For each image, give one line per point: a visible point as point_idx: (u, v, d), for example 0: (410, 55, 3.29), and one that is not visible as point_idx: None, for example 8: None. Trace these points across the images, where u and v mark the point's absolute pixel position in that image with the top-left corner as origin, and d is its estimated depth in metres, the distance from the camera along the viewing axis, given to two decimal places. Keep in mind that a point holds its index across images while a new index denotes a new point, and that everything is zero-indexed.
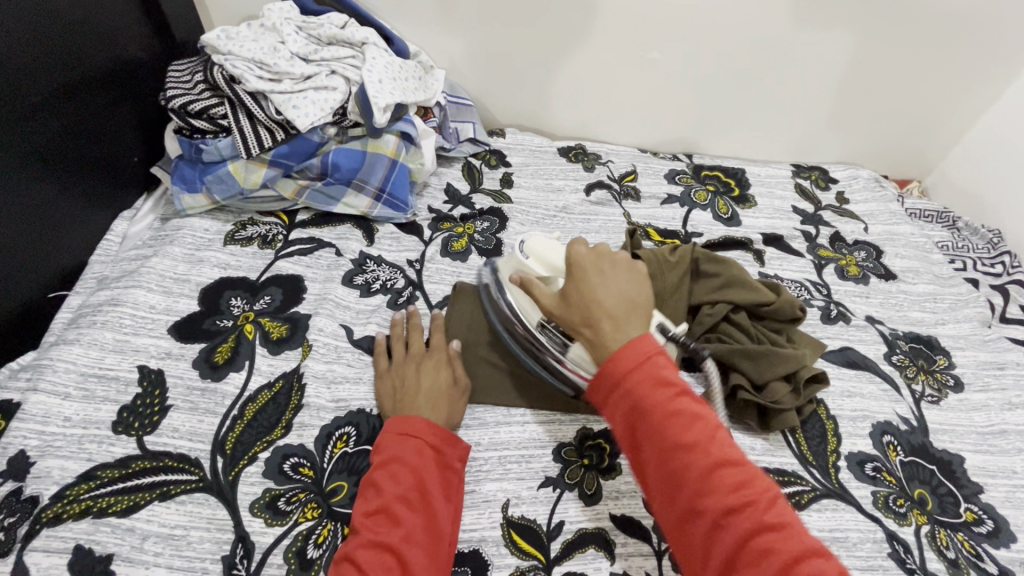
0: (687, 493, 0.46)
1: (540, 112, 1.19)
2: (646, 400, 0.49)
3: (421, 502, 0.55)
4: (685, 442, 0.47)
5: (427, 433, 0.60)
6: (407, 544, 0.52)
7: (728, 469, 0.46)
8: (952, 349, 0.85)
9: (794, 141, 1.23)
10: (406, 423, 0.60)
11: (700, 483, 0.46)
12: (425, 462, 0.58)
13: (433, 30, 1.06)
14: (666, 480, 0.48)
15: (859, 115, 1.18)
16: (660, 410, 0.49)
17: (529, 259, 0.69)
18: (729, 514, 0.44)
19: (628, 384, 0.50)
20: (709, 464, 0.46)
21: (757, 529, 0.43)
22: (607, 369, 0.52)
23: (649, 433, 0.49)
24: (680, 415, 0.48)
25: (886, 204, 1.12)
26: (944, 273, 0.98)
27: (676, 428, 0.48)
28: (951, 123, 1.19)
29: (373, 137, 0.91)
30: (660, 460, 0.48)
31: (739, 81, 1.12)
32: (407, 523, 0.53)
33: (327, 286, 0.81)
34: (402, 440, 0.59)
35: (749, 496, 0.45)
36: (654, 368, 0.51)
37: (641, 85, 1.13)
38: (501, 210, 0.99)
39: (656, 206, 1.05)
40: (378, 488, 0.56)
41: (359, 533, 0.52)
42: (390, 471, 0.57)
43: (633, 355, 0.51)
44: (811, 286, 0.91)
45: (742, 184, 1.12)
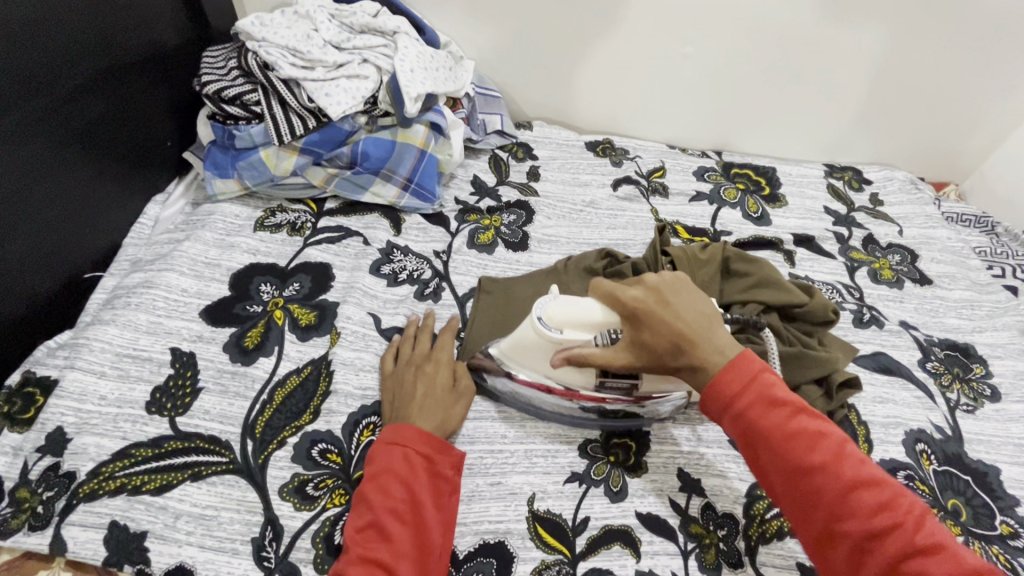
0: (821, 516, 0.46)
1: (568, 106, 1.18)
2: (762, 421, 0.50)
3: (411, 513, 0.54)
4: (812, 464, 0.47)
5: (416, 442, 0.59)
6: (399, 558, 0.51)
7: (865, 490, 0.45)
8: (990, 358, 0.82)
9: (826, 140, 1.20)
10: (396, 431, 0.59)
11: (836, 506, 0.46)
12: (413, 472, 0.57)
13: (463, 21, 1.06)
14: (797, 502, 0.48)
15: (896, 115, 1.15)
16: (776, 432, 0.49)
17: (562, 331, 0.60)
18: (873, 537, 0.44)
19: (738, 405, 0.51)
20: (842, 486, 0.46)
21: (907, 554, 0.43)
22: (713, 392, 0.53)
23: (772, 456, 0.49)
24: (801, 435, 0.48)
25: (922, 207, 1.09)
26: (981, 279, 0.95)
27: (798, 450, 0.48)
28: (992, 125, 1.16)
29: (403, 127, 0.91)
30: (786, 482, 0.48)
31: (773, 79, 1.10)
32: (397, 536, 0.53)
33: (354, 274, 0.81)
34: (391, 450, 0.58)
35: (895, 518, 0.44)
36: (765, 387, 0.51)
37: (671, 81, 1.11)
38: (527, 204, 0.99)
39: (684, 203, 1.04)
40: (367, 504, 0.55)
41: (350, 547, 0.52)
42: (379, 484, 0.56)
43: (738, 375, 0.52)
44: (843, 289, 0.89)
45: (773, 183, 1.10)
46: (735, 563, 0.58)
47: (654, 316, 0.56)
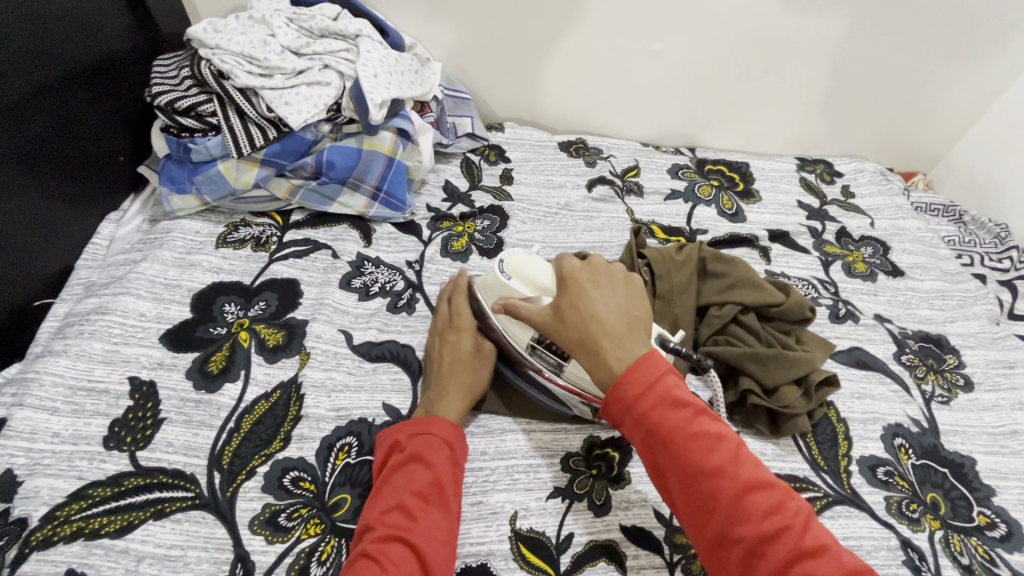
0: (717, 521, 0.46)
1: (540, 106, 1.16)
2: (663, 424, 0.49)
3: (436, 497, 0.54)
4: (711, 467, 0.47)
5: (442, 429, 0.59)
6: (424, 538, 0.50)
7: (757, 492, 0.46)
8: (962, 348, 0.83)
9: (797, 134, 1.21)
10: (419, 422, 0.60)
11: (731, 507, 0.46)
12: (439, 457, 0.57)
13: (429, 22, 1.03)
14: (696, 507, 0.47)
15: (863, 107, 1.16)
16: (677, 431, 0.49)
17: (511, 280, 0.64)
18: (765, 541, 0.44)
19: (641, 407, 0.50)
20: (737, 487, 0.46)
21: (796, 556, 0.43)
22: (616, 394, 0.51)
23: (670, 460, 0.49)
24: (700, 438, 0.48)
25: (892, 197, 1.10)
26: (951, 269, 0.96)
27: (698, 453, 0.48)
28: (956, 113, 1.17)
29: (369, 134, 0.88)
30: (685, 487, 0.48)
31: (743, 73, 1.09)
32: (423, 518, 0.52)
33: (324, 290, 0.78)
34: (417, 437, 0.58)
35: (783, 518, 0.44)
36: (668, 387, 0.50)
37: (642, 77, 1.10)
38: (501, 209, 0.97)
39: (660, 202, 1.03)
40: (394, 485, 0.54)
41: (376, 527, 0.51)
42: (406, 469, 0.56)
43: (645, 376, 0.51)
44: (819, 284, 0.90)
45: (746, 179, 1.10)
46: None
47: (577, 290, 0.57)
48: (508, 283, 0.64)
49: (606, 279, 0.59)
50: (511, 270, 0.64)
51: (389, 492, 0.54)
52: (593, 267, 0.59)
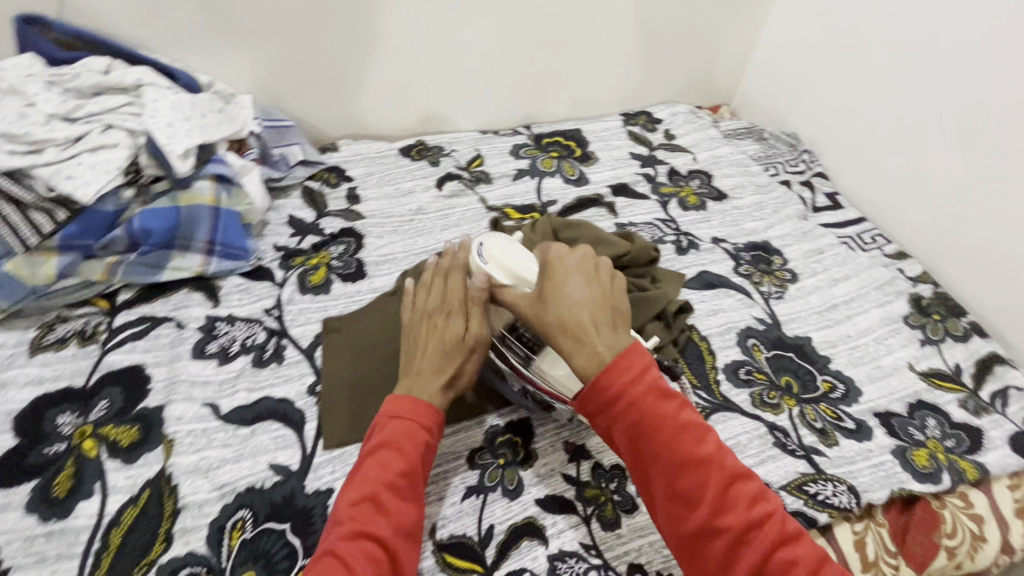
0: (703, 511, 0.48)
1: (367, 117, 1.13)
2: (652, 412, 0.51)
3: (409, 486, 0.54)
4: (703, 457, 0.50)
5: (417, 412, 0.58)
6: (394, 535, 0.51)
7: (742, 482, 0.49)
8: (784, 247, 0.96)
9: (616, 91, 1.29)
10: (398, 403, 0.59)
11: (718, 496, 0.48)
12: (412, 442, 0.56)
13: (223, 51, 0.95)
14: (680, 496, 0.49)
15: (664, 56, 1.27)
16: (668, 422, 0.51)
17: (489, 267, 0.64)
18: (750, 529, 0.47)
19: (628, 395, 0.51)
20: (724, 478, 0.49)
21: (777, 542, 0.47)
22: (601, 384, 0.53)
23: (663, 452, 0.50)
24: (690, 429, 0.51)
25: (705, 131, 1.23)
26: (763, 181, 1.10)
27: (687, 444, 0.50)
28: (738, 48, 1.33)
29: (183, 189, 0.81)
30: (671, 474, 0.50)
31: (552, 47, 1.15)
32: (394, 509, 0.52)
33: (175, 366, 0.72)
34: (392, 421, 0.58)
35: (766, 506, 0.48)
36: (655, 380, 0.53)
37: (458, 69, 1.12)
38: (354, 229, 0.94)
39: (509, 184, 1.07)
40: (366, 475, 0.54)
41: (345, 522, 0.51)
42: (381, 456, 0.55)
43: (629, 368, 0.52)
44: (661, 224, 0.99)
45: (581, 143, 1.17)
46: (630, 509, 0.62)
47: (559, 282, 0.57)
48: (486, 268, 0.64)
49: (590, 271, 0.59)
50: (488, 256, 0.65)
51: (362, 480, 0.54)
52: (582, 260, 0.59)
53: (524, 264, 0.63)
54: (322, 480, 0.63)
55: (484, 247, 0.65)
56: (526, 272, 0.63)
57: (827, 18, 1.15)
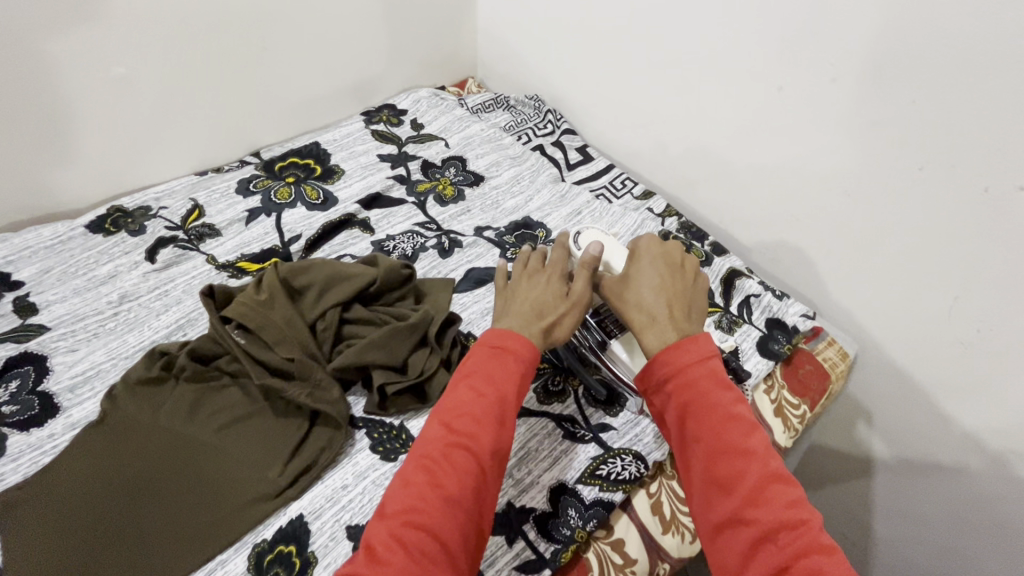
0: (736, 499, 0.43)
1: (34, 195, 0.88)
2: (708, 392, 0.49)
3: (500, 422, 0.49)
4: (751, 446, 0.46)
5: (522, 346, 0.53)
6: (490, 456, 0.47)
7: (785, 484, 0.44)
8: (545, 218, 0.94)
9: (349, 89, 1.16)
10: (500, 335, 0.54)
11: (755, 488, 0.44)
12: (504, 375, 0.51)
13: None
14: (717, 480, 0.45)
15: (389, 38, 1.16)
16: (718, 405, 0.48)
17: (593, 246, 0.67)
18: (779, 528, 0.41)
19: (684, 375, 0.50)
20: (768, 472, 0.45)
21: (807, 550, 0.40)
22: (666, 358, 0.51)
23: (709, 427, 0.47)
24: (740, 421, 0.48)
25: (452, 111, 1.16)
26: (516, 151, 1.08)
27: (734, 432, 0.46)
28: (466, 16, 1.26)
29: None
30: (714, 456, 0.46)
31: (246, 59, 0.98)
32: (484, 436, 0.47)
33: None
34: (489, 354, 0.53)
35: (805, 513, 0.43)
36: (717, 368, 0.51)
37: (131, 110, 0.90)
38: (32, 352, 0.72)
39: (242, 230, 0.91)
40: (471, 392, 0.50)
41: (425, 448, 0.47)
42: (469, 385, 0.50)
43: (694, 351, 0.51)
44: (420, 229, 0.91)
45: (321, 158, 1.04)
46: None
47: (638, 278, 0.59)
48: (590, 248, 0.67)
49: (672, 269, 0.60)
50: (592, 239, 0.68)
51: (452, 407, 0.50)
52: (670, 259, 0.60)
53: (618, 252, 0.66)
54: None
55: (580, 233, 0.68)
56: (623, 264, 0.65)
57: None
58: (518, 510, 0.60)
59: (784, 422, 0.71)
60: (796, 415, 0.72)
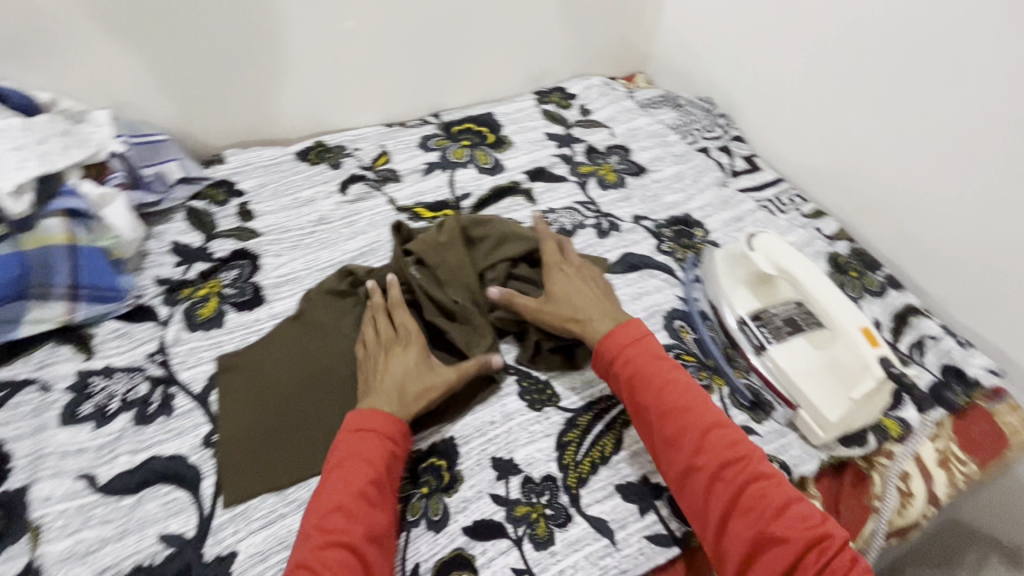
0: (687, 452, 0.56)
1: (262, 123, 1.03)
2: (645, 366, 0.61)
3: (366, 502, 0.54)
4: (687, 406, 0.58)
5: (384, 429, 0.58)
6: (367, 543, 0.52)
7: (722, 430, 0.57)
8: (704, 219, 0.94)
9: (526, 68, 1.22)
10: (362, 418, 0.59)
11: (700, 441, 0.56)
12: (342, 495, 0.54)
13: (94, 44, 0.83)
14: (668, 440, 0.57)
15: (574, 24, 1.20)
16: (658, 376, 0.60)
17: (757, 252, 0.71)
18: (727, 465, 0.54)
19: (624, 355, 0.63)
20: (706, 426, 0.57)
21: (751, 478, 0.53)
22: (607, 343, 0.64)
23: (655, 398, 0.59)
24: (678, 384, 0.60)
25: (620, 102, 1.19)
26: (681, 150, 1.08)
27: (674, 395, 0.59)
28: (647, 11, 1.28)
29: (26, 230, 0.70)
30: (661, 420, 0.58)
31: (450, 28, 1.06)
32: (365, 518, 0.53)
33: (41, 437, 0.63)
34: (358, 436, 0.58)
35: (743, 451, 0.55)
36: (646, 343, 0.64)
37: (350, 61, 1.02)
38: (249, 250, 0.85)
39: (420, 180, 1.00)
40: (338, 484, 0.54)
41: (314, 535, 0.52)
42: (344, 471, 0.55)
43: (628, 333, 0.64)
44: (580, 207, 0.94)
45: (494, 128, 1.11)
46: (563, 522, 0.58)
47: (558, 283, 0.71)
48: (754, 254, 0.71)
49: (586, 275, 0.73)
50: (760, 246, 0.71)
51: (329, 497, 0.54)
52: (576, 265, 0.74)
53: (786, 257, 0.69)
54: (223, 544, 0.57)
55: (756, 237, 0.72)
56: (787, 270, 0.68)
57: None
58: (653, 486, 0.62)
59: (948, 476, 0.66)
60: (962, 473, 0.67)
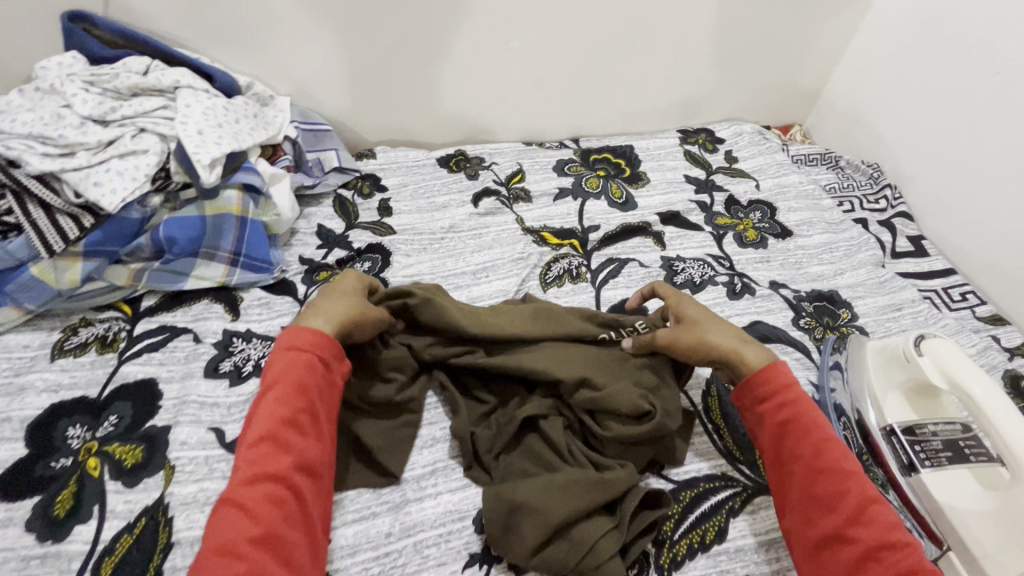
0: (835, 518, 0.51)
1: (413, 125, 1.09)
2: (802, 418, 0.57)
3: (307, 421, 0.54)
4: (843, 469, 0.53)
5: (313, 347, 0.57)
6: (297, 471, 0.51)
7: (877, 506, 0.51)
8: (854, 300, 0.85)
9: (675, 105, 1.18)
10: (293, 335, 0.58)
11: (855, 511, 0.51)
12: (277, 412, 0.52)
13: (292, 40, 0.92)
14: (816, 501, 0.53)
15: (735, 66, 1.14)
16: (817, 432, 0.56)
17: (925, 358, 0.61)
18: (886, 546, 0.48)
19: (779, 400, 0.59)
20: (863, 499, 0.51)
21: (913, 568, 0.47)
22: (758, 381, 0.60)
23: (807, 453, 0.55)
24: (834, 446, 0.55)
25: (772, 155, 1.11)
26: (834, 218, 0.98)
27: (834, 457, 0.54)
28: (818, 62, 1.18)
29: (209, 198, 0.78)
30: (811, 480, 0.54)
31: (609, 56, 1.06)
32: (296, 444, 0.52)
33: (186, 384, 0.70)
34: (289, 354, 0.56)
35: (900, 533, 0.49)
36: (804, 395, 0.59)
37: (506, 78, 1.05)
38: (383, 245, 0.90)
39: (549, 204, 1.00)
40: (268, 409, 0.53)
41: (245, 467, 0.50)
42: (276, 392, 0.54)
43: (781, 379, 0.60)
44: (712, 261, 0.89)
45: (632, 162, 1.08)
46: None
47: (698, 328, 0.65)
48: (920, 358, 0.61)
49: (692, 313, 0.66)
50: (931, 351, 0.61)
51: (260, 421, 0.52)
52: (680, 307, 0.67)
53: (971, 370, 0.58)
54: None
55: (929, 339, 0.62)
56: (966, 388, 0.57)
57: (931, 32, 0.99)
58: None
59: None
60: None
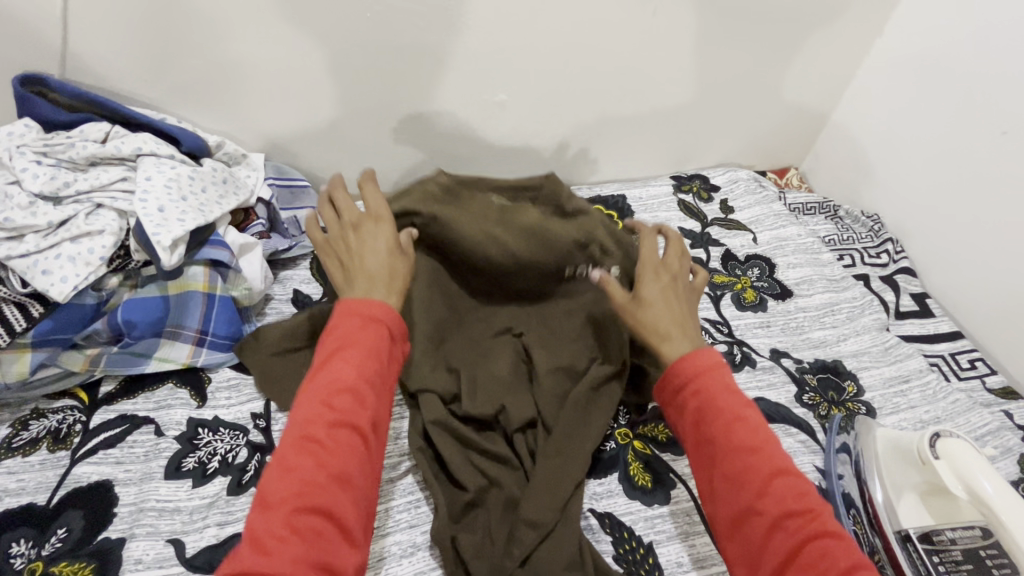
0: (747, 494, 0.47)
1: (396, 177, 1.04)
2: (715, 399, 0.52)
3: (378, 383, 0.52)
4: (748, 445, 0.49)
5: (379, 315, 0.55)
6: (372, 428, 0.49)
7: (786, 479, 0.47)
8: (859, 371, 0.81)
9: (669, 150, 1.14)
10: (367, 303, 0.55)
11: (762, 488, 0.47)
12: (358, 369, 0.50)
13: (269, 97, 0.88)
14: (729, 477, 0.49)
15: (731, 111, 1.11)
16: (735, 414, 0.51)
17: (941, 462, 0.56)
18: (790, 515, 0.45)
19: (696, 382, 0.54)
20: (771, 471, 0.48)
21: (817, 535, 0.44)
22: (675, 370, 0.55)
23: (721, 430, 0.50)
24: (750, 422, 0.51)
25: (768, 204, 1.07)
26: (835, 274, 0.94)
27: (740, 432, 0.50)
28: (816, 106, 1.15)
29: (173, 277, 0.74)
30: (725, 455, 0.49)
31: (600, 106, 1.02)
32: (368, 401, 0.50)
33: (144, 488, 0.64)
34: (357, 318, 0.53)
35: (808, 504, 0.46)
36: (722, 374, 0.54)
37: (493, 130, 1.00)
38: None
39: None
40: (342, 361, 0.50)
41: (320, 410, 0.47)
42: (345, 353, 0.51)
43: (700, 360, 0.55)
44: (710, 326, 0.84)
45: (625, 214, 1.04)
46: None
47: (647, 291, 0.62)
48: (935, 461, 0.57)
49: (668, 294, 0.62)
50: (946, 454, 0.56)
51: (328, 376, 0.50)
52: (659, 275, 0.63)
53: (992, 481, 0.53)
54: None
55: (946, 439, 0.57)
56: (985, 501, 0.52)
57: (929, 83, 0.97)
58: None
59: None
60: None
